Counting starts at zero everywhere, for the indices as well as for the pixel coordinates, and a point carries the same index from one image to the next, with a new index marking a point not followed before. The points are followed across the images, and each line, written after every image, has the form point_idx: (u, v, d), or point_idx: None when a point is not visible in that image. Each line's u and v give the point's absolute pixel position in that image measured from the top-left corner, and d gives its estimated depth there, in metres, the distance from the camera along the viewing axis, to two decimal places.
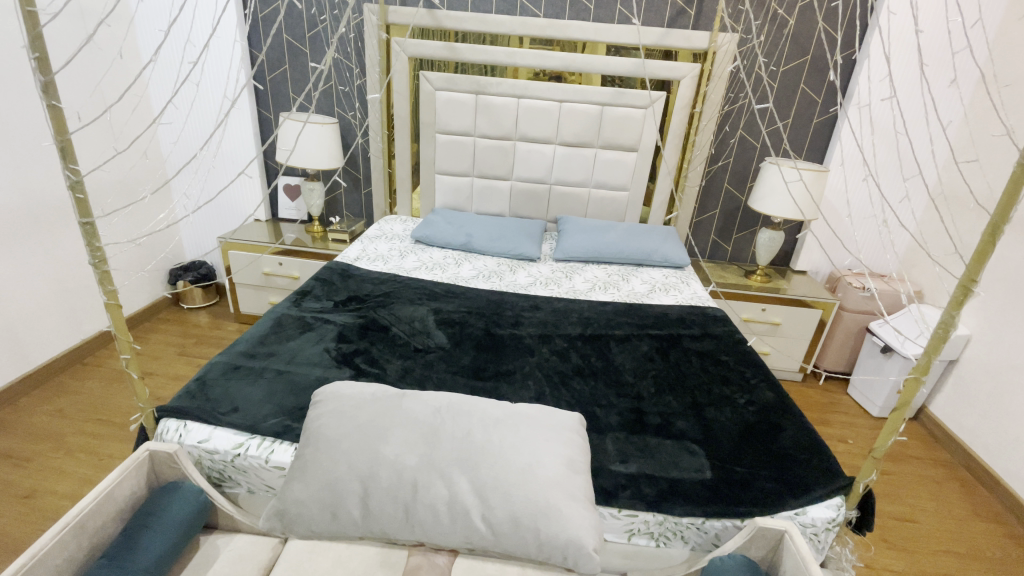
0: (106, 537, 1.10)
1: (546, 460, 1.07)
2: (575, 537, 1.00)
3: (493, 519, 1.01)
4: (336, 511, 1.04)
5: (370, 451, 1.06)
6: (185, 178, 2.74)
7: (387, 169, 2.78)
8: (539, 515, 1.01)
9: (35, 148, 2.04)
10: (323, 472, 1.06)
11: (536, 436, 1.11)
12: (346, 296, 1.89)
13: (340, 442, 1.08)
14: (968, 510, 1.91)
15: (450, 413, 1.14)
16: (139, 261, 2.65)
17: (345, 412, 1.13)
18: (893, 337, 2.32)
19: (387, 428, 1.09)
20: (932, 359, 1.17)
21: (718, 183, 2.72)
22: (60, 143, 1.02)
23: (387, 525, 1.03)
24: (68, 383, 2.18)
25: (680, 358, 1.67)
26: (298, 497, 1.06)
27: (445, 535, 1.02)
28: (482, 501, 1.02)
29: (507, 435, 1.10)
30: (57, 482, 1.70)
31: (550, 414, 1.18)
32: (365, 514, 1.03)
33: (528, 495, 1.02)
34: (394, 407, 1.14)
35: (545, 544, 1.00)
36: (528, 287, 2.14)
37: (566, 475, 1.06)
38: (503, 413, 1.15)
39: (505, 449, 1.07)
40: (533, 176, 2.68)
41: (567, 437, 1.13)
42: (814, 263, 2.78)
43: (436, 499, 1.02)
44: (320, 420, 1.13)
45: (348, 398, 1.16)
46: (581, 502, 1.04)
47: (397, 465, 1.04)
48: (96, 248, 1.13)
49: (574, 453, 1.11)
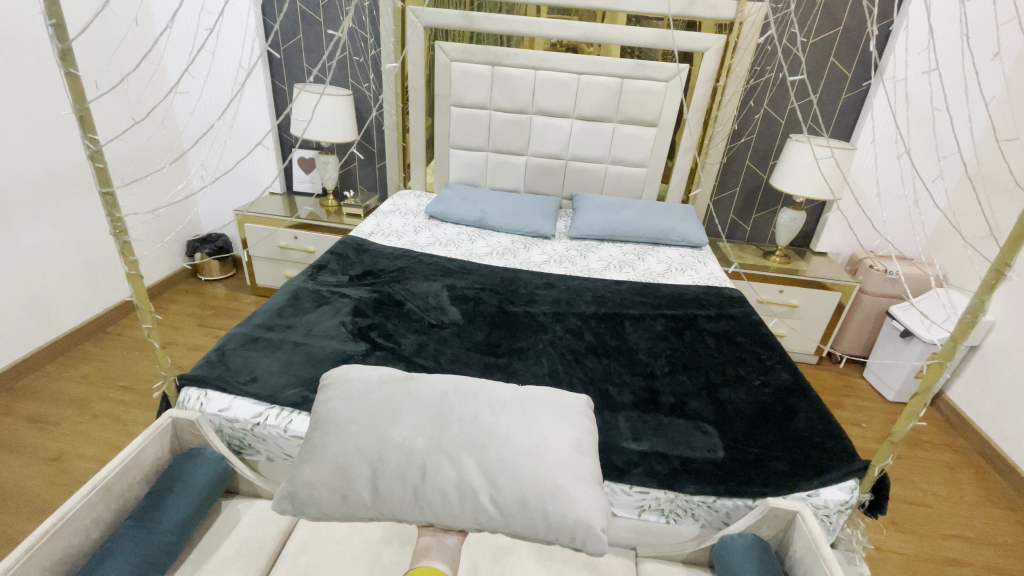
0: (132, 500, 1.13)
1: (554, 442, 1.07)
2: (583, 517, 1.00)
3: (501, 500, 1.01)
4: (345, 494, 1.04)
5: (378, 433, 1.07)
6: (202, 150, 2.76)
7: (402, 143, 2.76)
8: (547, 496, 1.01)
9: (53, 118, 2.05)
10: (333, 456, 1.06)
11: (544, 418, 1.11)
12: (361, 271, 1.89)
13: (348, 426, 1.09)
14: (980, 496, 1.90)
15: (457, 395, 1.15)
16: (158, 232, 2.69)
17: (354, 397, 1.14)
18: (916, 322, 2.27)
19: (395, 411, 1.10)
20: (958, 344, 1.13)
21: (740, 159, 2.65)
22: (79, 112, 1.02)
23: (396, 507, 1.03)
24: (92, 351, 2.24)
25: (695, 338, 1.66)
26: (308, 480, 1.06)
27: (454, 517, 1.02)
28: (490, 483, 1.02)
29: (514, 417, 1.11)
30: (85, 445, 1.77)
31: (558, 397, 1.18)
32: (375, 496, 1.03)
33: (536, 477, 1.02)
34: (403, 390, 1.15)
35: (554, 526, 1.00)
36: (542, 265, 2.12)
37: (574, 457, 1.06)
38: (511, 396, 1.16)
39: (513, 431, 1.08)
40: (549, 151, 2.63)
41: (575, 419, 1.14)
42: (835, 244, 2.72)
43: (444, 481, 1.02)
44: (329, 403, 1.14)
45: (356, 382, 1.18)
46: (589, 483, 1.04)
47: (405, 447, 1.05)
48: (117, 218, 1.14)
49: (581, 436, 1.12)
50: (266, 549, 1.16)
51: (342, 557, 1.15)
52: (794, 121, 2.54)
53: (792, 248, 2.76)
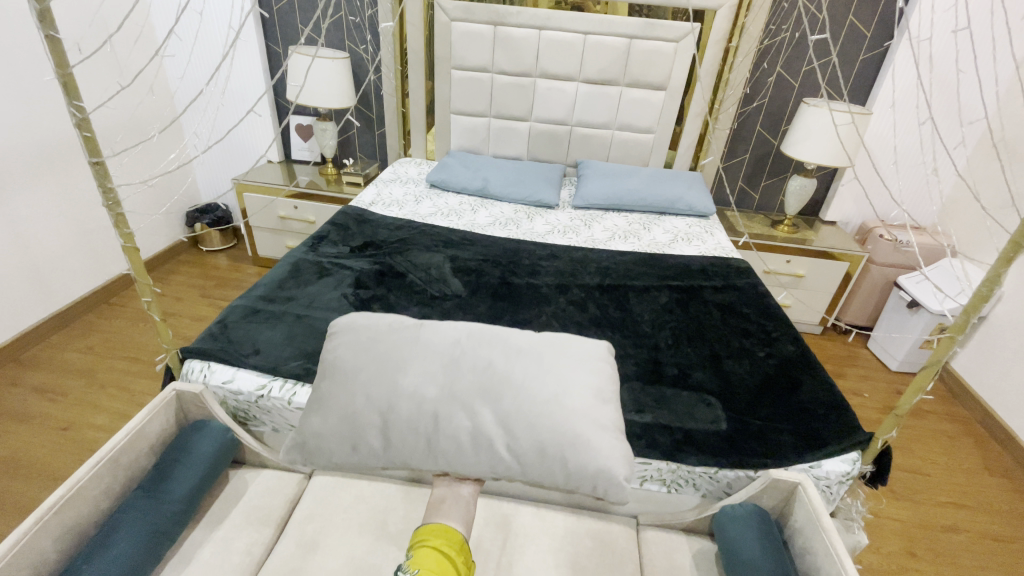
0: (140, 471, 1.14)
1: (574, 391, 1.07)
2: (604, 466, 1.01)
3: (518, 449, 1.02)
4: (356, 444, 1.06)
5: (388, 383, 1.07)
6: (194, 116, 2.69)
7: (401, 109, 2.67)
8: (566, 446, 1.02)
9: (37, 84, 1.96)
10: (342, 406, 1.07)
11: (561, 365, 1.10)
12: (362, 242, 1.86)
13: (357, 375, 1.09)
14: (979, 464, 1.92)
15: (472, 341, 1.14)
16: (155, 202, 2.65)
17: (362, 344, 1.13)
18: (927, 294, 2.24)
19: (405, 358, 1.10)
20: (970, 317, 1.10)
21: (751, 125, 2.56)
22: (63, 78, 0.98)
23: (410, 456, 1.04)
24: (96, 322, 2.25)
25: (700, 310, 1.64)
26: (316, 430, 1.08)
27: (469, 465, 1.03)
28: (505, 432, 1.03)
29: (530, 365, 1.10)
30: (93, 415, 1.80)
31: (577, 344, 1.17)
32: (386, 446, 1.05)
33: (555, 425, 1.02)
34: (412, 336, 1.14)
35: (573, 474, 1.02)
36: (545, 235, 2.08)
37: (596, 404, 1.06)
38: (528, 343, 1.14)
39: (529, 380, 1.07)
40: (553, 117, 2.55)
41: (596, 366, 1.13)
42: (845, 213, 2.66)
43: (458, 430, 1.03)
44: (336, 351, 1.14)
45: (364, 330, 1.16)
46: (611, 432, 1.05)
47: (416, 397, 1.05)
48: (109, 189, 1.11)
49: (603, 383, 1.11)
50: (274, 517, 1.19)
51: (349, 525, 1.18)
52: (809, 84, 2.43)
53: (800, 217, 2.71)
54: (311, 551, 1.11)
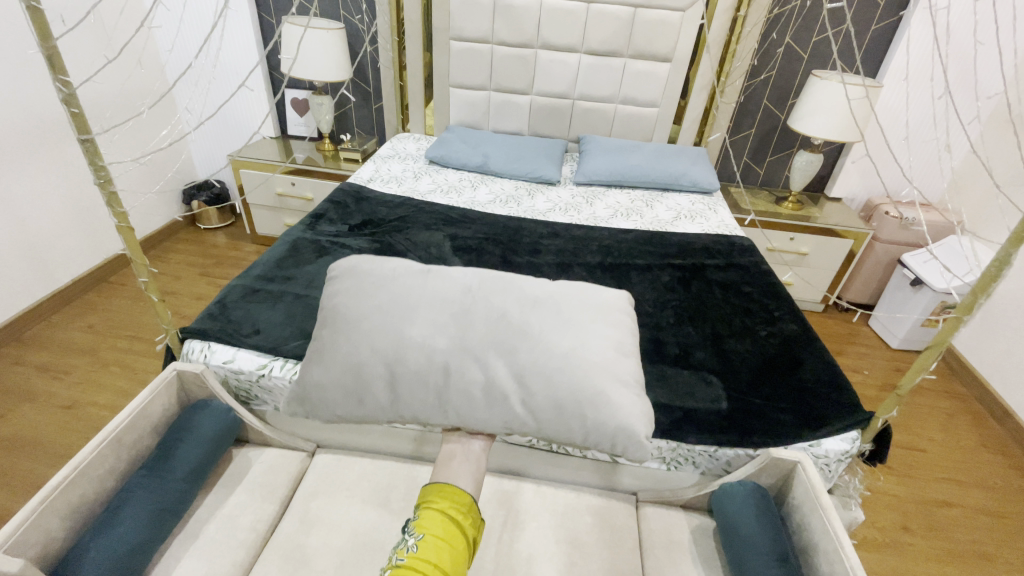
0: (144, 449, 1.15)
1: (592, 344, 1.07)
2: (625, 424, 1.01)
3: (533, 404, 1.02)
4: (361, 397, 1.05)
5: (396, 333, 1.06)
6: (186, 90, 2.63)
7: (399, 82, 2.60)
8: (585, 402, 1.01)
9: (23, 59, 1.91)
10: (345, 356, 1.07)
11: (578, 317, 1.11)
12: (361, 220, 1.83)
13: (361, 324, 1.09)
14: (975, 441, 1.94)
15: (482, 287, 1.16)
16: (150, 180, 2.61)
17: (365, 292, 1.13)
18: (933, 272, 2.21)
19: (412, 308, 1.10)
20: (978, 298, 1.08)
21: (757, 99, 2.49)
22: (46, 51, 0.94)
23: (419, 410, 1.04)
24: (96, 301, 2.25)
25: (701, 288, 1.62)
26: (318, 380, 1.08)
27: (481, 421, 1.02)
28: (521, 387, 1.02)
29: (545, 317, 1.10)
30: (97, 393, 1.81)
31: (597, 296, 1.19)
32: (394, 399, 1.04)
33: (572, 380, 1.02)
34: (419, 284, 1.14)
35: (592, 430, 1.01)
36: (547, 213, 2.05)
37: (616, 358, 1.07)
38: (543, 294, 1.15)
39: (545, 332, 1.07)
40: (555, 90, 2.48)
41: (615, 320, 1.15)
42: (851, 189, 2.62)
43: (470, 384, 1.03)
44: (336, 297, 1.15)
45: (369, 278, 1.16)
46: (630, 387, 1.05)
47: (426, 348, 1.05)
48: (100, 167, 1.08)
49: (622, 337, 1.12)
50: (278, 495, 1.20)
51: (352, 502, 1.19)
52: (819, 55, 2.36)
53: (804, 193, 2.67)
54: (316, 528, 1.13)
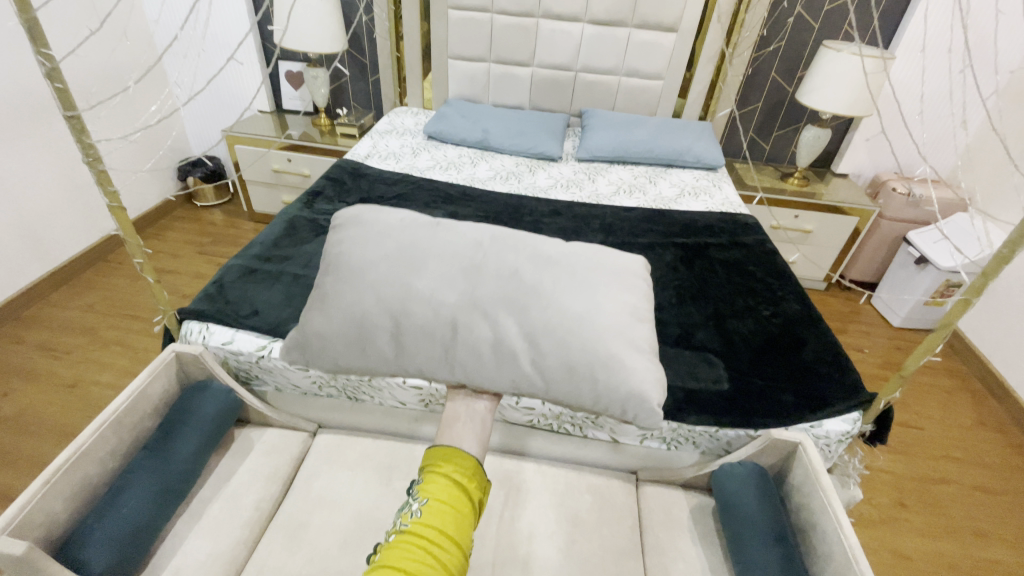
0: (145, 431, 1.15)
1: (604, 307, 1.05)
2: (636, 391, 0.99)
3: (542, 363, 1.01)
4: (365, 347, 1.06)
5: (403, 286, 1.06)
6: (175, 61, 2.56)
7: (396, 54, 2.52)
8: (596, 365, 1.00)
9: (6, 30, 1.84)
10: (350, 306, 1.06)
11: (592, 279, 1.10)
12: (358, 198, 1.80)
13: (367, 274, 1.08)
14: (974, 419, 1.95)
15: (493, 244, 1.14)
16: (143, 156, 2.56)
17: (372, 241, 1.13)
18: (941, 251, 2.17)
19: (420, 261, 1.09)
20: (988, 281, 1.06)
21: (765, 71, 2.41)
22: (27, 23, 0.89)
23: (424, 363, 1.04)
24: (94, 280, 2.23)
25: (704, 267, 1.60)
26: (321, 329, 1.08)
27: (488, 377, 1.03)
28: (531, 347, 1.02)
29: (559, 277, 1.08)
30: (99, 372, 1.81)
31: (613, 259, 1.17)
32: (399, 351, 1.05)
33: (583, 342, 1.01)
34: (429, 237, 1.13)
35: (603, 394, 1.00)
36: (548, 190, 2.01)
37: (631, 323, 1.06)
38: (557, 253, 1.14)
39: (558, 291, 1.06)
40: (557, 62, 2.40)
41: (631, 284, 1.14)
42: (858, 165, 2.56)
43: (479, 340, 1.02)
44: (341, 245, 1.15)
45: (376, 228, 1.16)
46: (644, 353, 1.04)
47: (434, 302, 1.04)
48: (88, 145, 1.05)
49: (637, 301, 1.11)
50: (280, 475, 1.21)
51: (354, 482, 1.20)
52: (831, 25, 2.27)
53: (810, 170, 2.61)
54: (318, 507, 1.14)
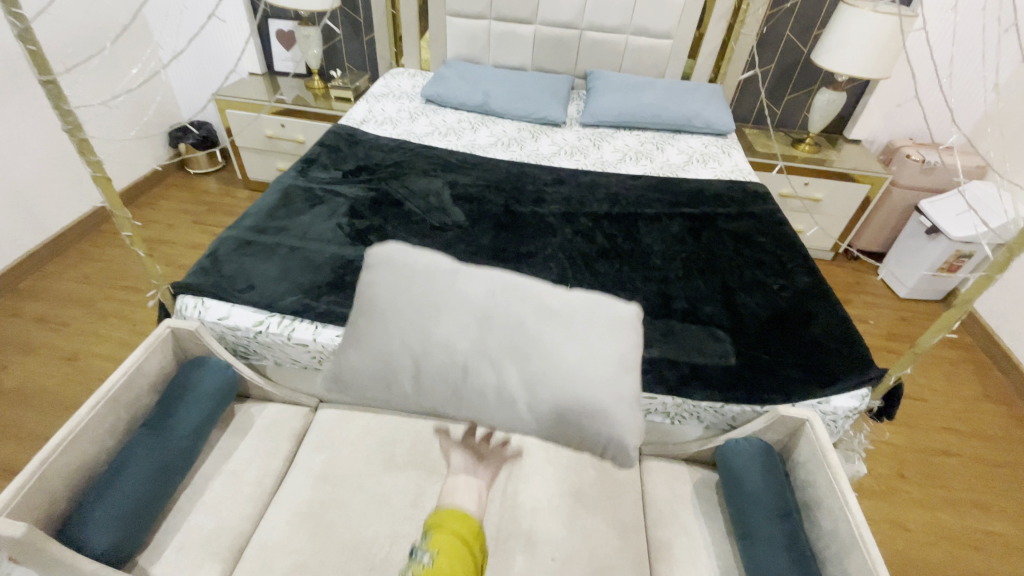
0: (144, 406, 1.14)
1: (598, 358, 0.97)
2: (616, 436, 0.97)
3: (539, 412, 0.94)
4: (390, 384, 0.99)
5: (422, 329, 0.97)
6: (156, 20, 2.43)
7: (391, 10, 2.38)
8: (583, 413, 0.95)
9: None
10: (379, 345, 0.98)
11: (595, 333, 0.99)
12: (354, 166, 1.73)
13: (390, 316, 0.99)
14: (978, 391, 1.94)
15: (505, 293, 1.01)
16: (131, 121, 2.47)
17: (400, 284, 1.00)
18: (962, 224, 2.11)
19: (441, 304, 0.98)
20: (1014, 253, 1.00)
21: (780, 29, 2.29)
22: None
23: (436, 401, 0.98)
24: (89, 251, 2.18)
25: (712, 239, 1.56)
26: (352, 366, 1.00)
27: (493, 419, 0.97)
28: (529, 395, 0.94)
29: (562, 327, 0.98)
30: (97, 345, 1.79)
31: (609, 306, 1.05)
32: (417, 390, 0.98)
33: (575, 395, 0.94)
34: (446, 283, 1.00)
35: (588, 436, 0.96)
36: (551, 157, 1.93)
37: (616, 374, 0.97)
38: (564, 301, 1.02)
39: (561, 343, 0.96)
40: (561, 19, 2.28)
41: (625, 334, 1.02)
42: (872, 131, 2.47)
43: (484, 386, 0.95)
44: (373, 288, 1.02)
45: (406, 268, 1.03)
46: (630, 403, 0.97)
47: (450, 347, 0.95)
48: (66, 111, 0.99)
49: (628, 351, 1.01)
50: (283, 450, 1.21)
51: (357, 457, 1.19)
52: None
53: (823, 135, 2.52)
54: (322, 482, 1.14)
